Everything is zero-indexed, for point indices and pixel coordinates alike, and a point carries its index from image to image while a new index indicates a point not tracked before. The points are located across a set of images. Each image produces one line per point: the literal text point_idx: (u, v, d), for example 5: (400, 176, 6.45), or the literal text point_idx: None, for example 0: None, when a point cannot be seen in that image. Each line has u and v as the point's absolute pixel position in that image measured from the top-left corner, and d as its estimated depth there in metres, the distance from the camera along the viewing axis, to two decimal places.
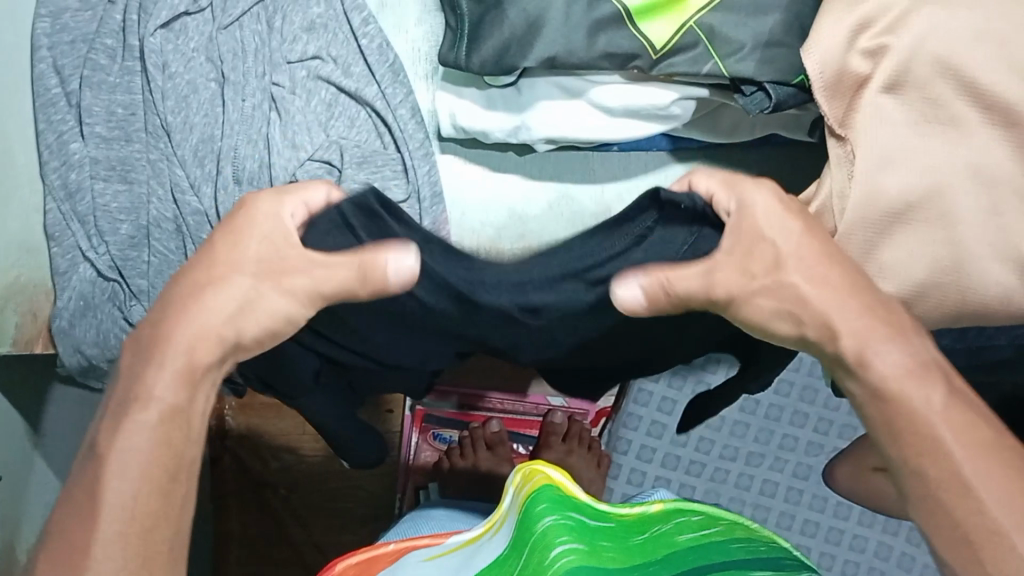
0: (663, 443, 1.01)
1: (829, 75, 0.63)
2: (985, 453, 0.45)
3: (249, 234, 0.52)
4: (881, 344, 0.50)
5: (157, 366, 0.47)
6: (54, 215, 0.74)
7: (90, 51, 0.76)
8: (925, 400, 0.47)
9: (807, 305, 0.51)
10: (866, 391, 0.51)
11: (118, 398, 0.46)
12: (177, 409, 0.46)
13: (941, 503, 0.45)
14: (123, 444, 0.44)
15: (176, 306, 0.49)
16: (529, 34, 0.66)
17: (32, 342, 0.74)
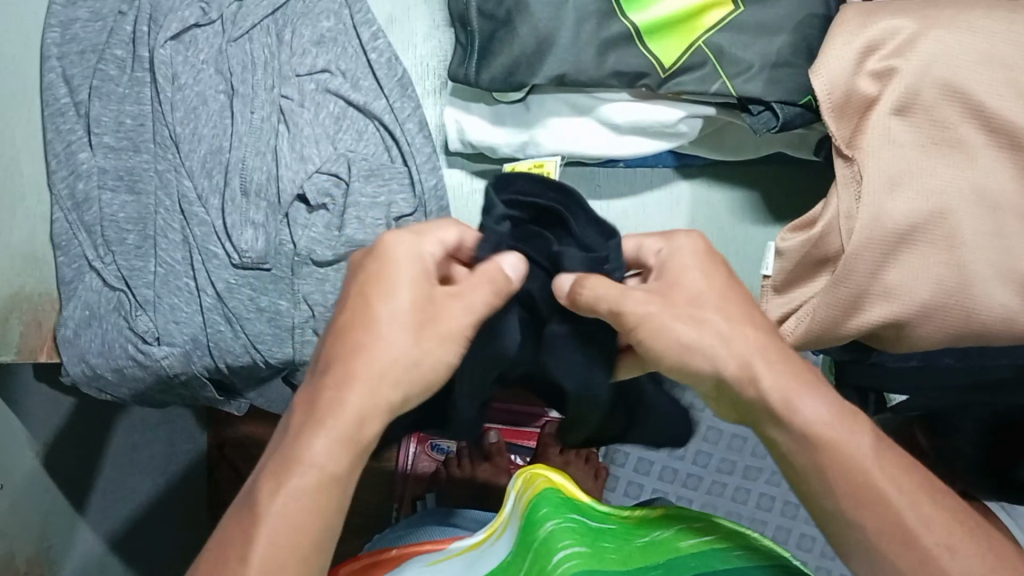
0: (661, 456, 1.02)
1: (836, 96, 0.65)
2: (912, 495, 0.45)
3: (405, 270, 0.47)
4: (807, 391, 0.46)
5: (322, 428, 0.43)
6: (60, 223, 0.74)
7: (100, 61, 0.76)
8: (855, 448, 0.45)
9: (731, 353, 0.47)
10: (815, 430, 0.45)
11: (274, 463, 0.43)
12: (337, 480, 0.43)
13: (878, 549, 0.44)
14: (277, 510, 0.41)
15: (330, 360, 0.46)
16: (539, 52, 0.66)
17: (35, 352, 0.74)
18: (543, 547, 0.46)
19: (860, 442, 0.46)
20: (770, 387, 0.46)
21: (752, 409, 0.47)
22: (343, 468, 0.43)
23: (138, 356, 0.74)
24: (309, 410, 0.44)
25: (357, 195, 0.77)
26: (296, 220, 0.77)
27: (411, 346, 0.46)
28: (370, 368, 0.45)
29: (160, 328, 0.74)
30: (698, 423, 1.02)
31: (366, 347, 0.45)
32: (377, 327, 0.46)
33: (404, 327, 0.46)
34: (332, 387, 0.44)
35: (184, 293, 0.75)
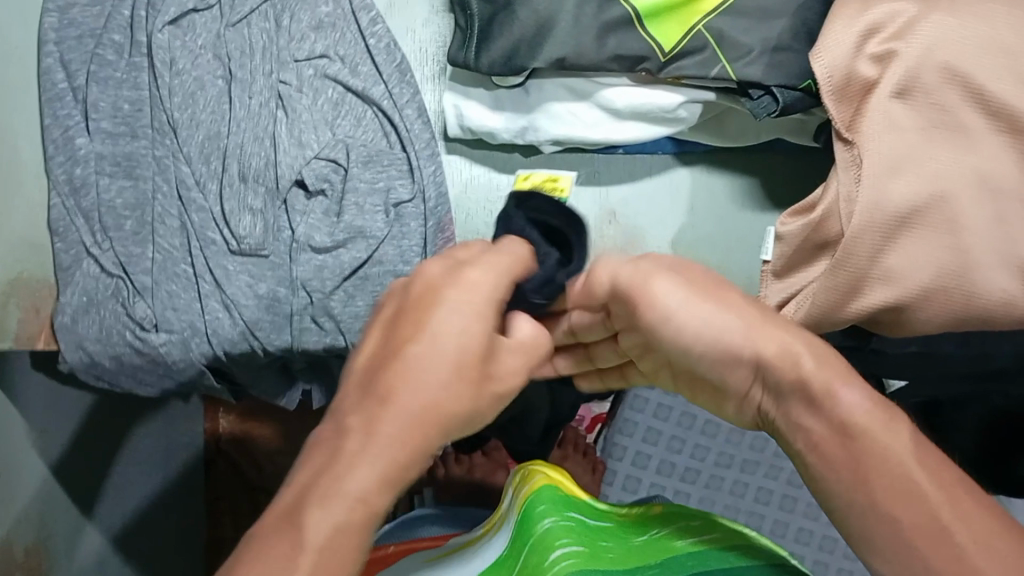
0: (659, 450, 1.01)
1: (837, 79, 0.64)
2: (949, 488, 0.40)
3: (465, 297, 0.40)
4: (846, 381, 0.43)
5: (360, 456, 0.37)
6: (58, 209, 0.73)
7: (97, 47, 0.75)
8: (891, 442, 0.41)
9: (771, 346, 0.45)
10: (854, 417, 0.42)
11: (312, 489, 0.36)
12: (374, 512, 0.37)
13: (913, 545, 0.39)
14: (317, 543, 0.35)
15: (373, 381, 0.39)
16: (539, 35, 0.66)
17: (34, 339, 0.73)
18: (539, 549, 0.46)
19: (898, 435, 0.41)
20: (812, 370, 0.43)
21: (786, 392, 0.44)
22: (381, 501, 0.37)
23: (136, 343, 0.74)
24: (355, 430, 0.38)
25: (356, 181, 0.77)
26: (294, 207, 0.77)
27: (455, 395, 0.39)
28: (421, 407, 0.38)
29: (157, 315, 0.74)
30: (696, 416, 1.01)
31: (417, 384, 0.38)
32: (423, 367, 0.38)
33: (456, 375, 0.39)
34: (373, 411, 0.38)
35: (182, 280, 0.75)
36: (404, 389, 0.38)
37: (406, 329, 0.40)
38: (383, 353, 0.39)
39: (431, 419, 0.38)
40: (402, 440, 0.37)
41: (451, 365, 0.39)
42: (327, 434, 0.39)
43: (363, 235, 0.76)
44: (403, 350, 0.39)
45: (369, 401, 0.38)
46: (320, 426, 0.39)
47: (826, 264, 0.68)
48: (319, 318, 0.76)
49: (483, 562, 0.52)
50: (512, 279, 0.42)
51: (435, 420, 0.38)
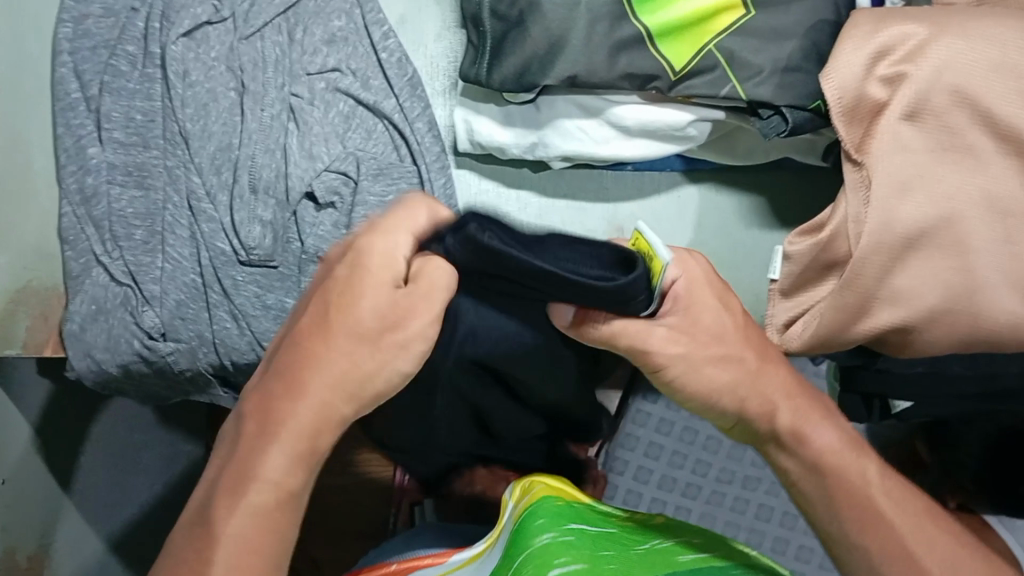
0: (661, 465, 1.01)
1: (847, 101, 0.65)
2: (911, 517, 0.51)
3: (373, 280, 0.44)
4: (818, 422, 0.53)
5: (274, 441, 0.42)
6: (69, 218, 0.74)
7: (111, 57, 0.76)
8: (854, 474, 0.52)
9: (754, 403, 0.52)
10: (824, 457, 0.52)
11: (231, 471, 0.43)
12: (292, 490, 0.43)
13: (877, 560, 0.50)
14: (234, 529, 0.41)
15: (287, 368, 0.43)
16: (551, 53, 0.67)
17: (40, 345, 0.75)
18: (542, 553, 0.45)
19: (863, 470, 0.52)
20: (785, 422, 0.52)
21: (765, 438, 0.53)
22: (298, 481, 0.43)
23: (144, 351, 0.74)
24: (261, 416, 0.43)
25: (366, 194, 0.77)
26: (303, 218, 0.78)
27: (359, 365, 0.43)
28: (329, 378, 0.43)
29: (166, 324, 0.74)
30: (699, 431, 1.01)
31: (321, 366, 0.43)
32: (332, 341, 0.43)
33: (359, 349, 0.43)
34: (276, 388, 0.43)
35: (190, 290, 0.76)
36: (311, 373, 0.43)
37: (324, 311, 0.44)
38: (296, 334, 0.44)
39: (339, 388, 0.43)
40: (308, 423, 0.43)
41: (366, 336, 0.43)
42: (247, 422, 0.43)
43: None
44: (307, 331, 0.44)
45: (275, 387, 0.43)
46: (241, 404, 0.45)
47: (834, 282, 0.69)
48: None
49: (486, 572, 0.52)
50: (412, 236, 0.45)
51: (336, 392, 0.43)
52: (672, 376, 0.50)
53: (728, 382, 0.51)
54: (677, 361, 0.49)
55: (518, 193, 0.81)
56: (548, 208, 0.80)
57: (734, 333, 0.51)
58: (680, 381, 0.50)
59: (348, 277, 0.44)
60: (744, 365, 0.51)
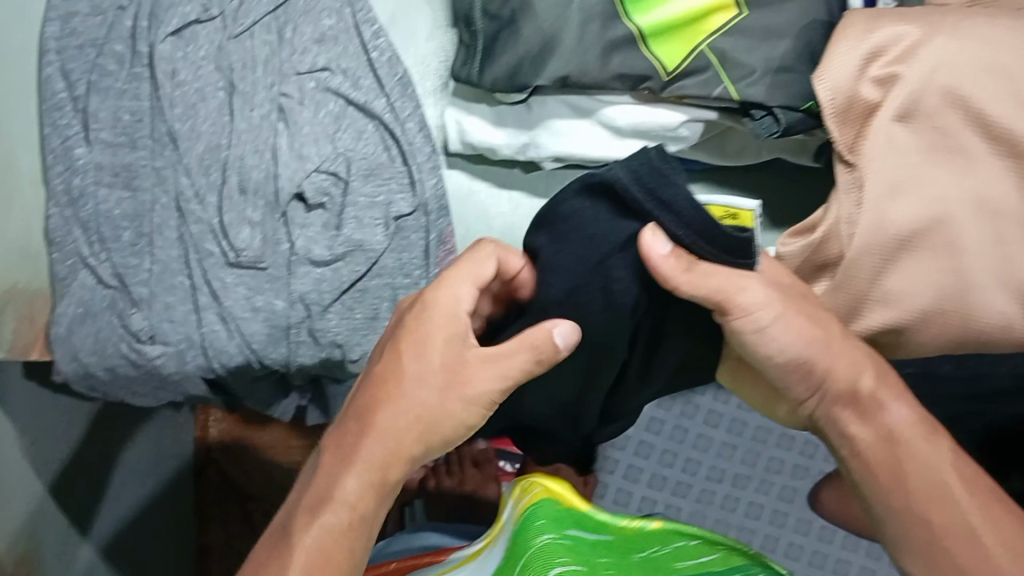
0: (651, 463, 1.01)
1: (840, 101, 0.65)
2: (981, 498, 0.52)
3: (435, 328, 0.52)
4: (897, 399, 0.55)
5: (349, 466, 0.51)
6: (55, 219, 0.73)
7: (98, 56, 0.75)
8: (915, 444, 0.53)
9: (840, 366, 0.55)
10: (901, 428, 0.54)
11: (312, 495, 0.51)
12: (366, 515, 0.51)
13: (941, 541, 0.51)
14: (312, 544, 0.49)
15: (359, 411, 0.53)
16: (544, 52, 0.66)
17: (29, 348, 0.74)
18: (540, 556, 0.45)
19: (942, 453, 0.53)
20: (867, 386, 0.55)
21: (833, 406, 0.55)
22: (369, 505, 0.51)
23: (132, 355, 0.73)
24: (340, 450, 0.52)
25: (357, 194, 0.77)
26: (294, 220, 0.77)
27: (430, 405, 0.52)
28: (399, 422, 0.52)
29: (154, 327, 0.73)
30: (688, 429, 1.01)
31: (393, 404, 0.52)
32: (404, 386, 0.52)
33: (425, 387, 0.52)
34: (358, 424, 0.52)
35: (179, 292, 0.74)
36: (383, 414, 0.52)
37: (397, 359, 0.52)
38: (370, 380, 0.53)
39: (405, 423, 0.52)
40: (377, 454, 0.51)
41: (434, 374, 0.52)
42: (316, 459, 0.54)
43: (362, 249, 0.76)
44: (383, 377, 0.53)
45: (356, 425, 0.52)
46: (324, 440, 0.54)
47: (827, 283, 0.68)
48: (317, 330, 0.76)
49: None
50: (478, 285, 0.53)
51: (416, 431, 0.52)
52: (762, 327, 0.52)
53: (803, 340, 0.54)
54: (765, 307, 0.52)
55: (507, 194, 0.80)
56: (539, 208, 0.80)
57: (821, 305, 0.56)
58: (767, 334, 0.53)
59: (418, 327, 0.53)
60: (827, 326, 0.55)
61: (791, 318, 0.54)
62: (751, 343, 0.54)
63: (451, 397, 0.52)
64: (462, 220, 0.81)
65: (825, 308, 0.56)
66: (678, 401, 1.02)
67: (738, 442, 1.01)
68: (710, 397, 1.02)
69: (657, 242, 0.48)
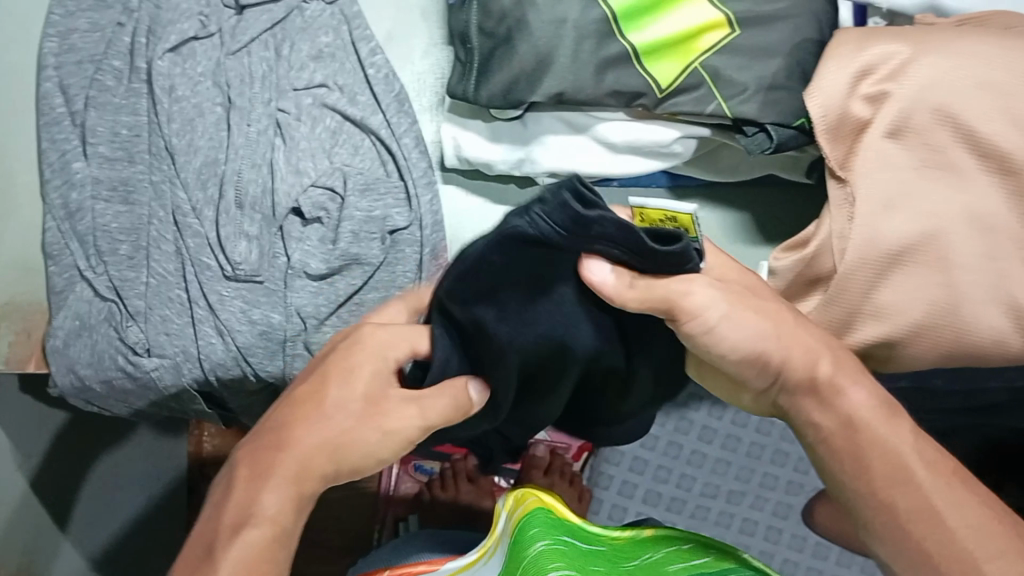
0: (644, 479, 1.01)
1: (832, 118, 0.65)
2: (943, 478, 0.49)
3: (362, 360, 0.51)
4: (854, 382, 0.52)
5: (266, 481, 0.47)
6: (53, 233, 0.74)
7: (96, 72, 0.76)
8: (872, 423, 0.51)
9: (796, 354, 0.52)
10: (861, 411, 0.51)
11: (230, 513, 0.46)
12: (286, 533, 0.46)
13: (908, 524, 0.49)
14: (236, 554, 0.44)
15: (276, 431, 0.49)
16: (538, 70, 0.67)
17: (24, 361, 0.75)
18: (534, 565, 0.46)
19: (898, 433, 0.51)
20: (825, 374, 0.52)
21: (795, 393, 0.53)
22: (290, 518, 0.47)
23: (128, 367, 0.74)
24: (256, 464, 0.48)
25: (353, 210, 0.77)
26: (290, 233, 0.77)
27: (353, 435, 0.49)
28: (320, 444, 0.48)
29: (150, 340, 0.74)
30: (682, 446, 1.01)
31: (317, 427, 0.49)
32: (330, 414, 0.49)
33: (349, 413, 0.49)
34: (274, 446, 0.48)
35: (175, 305, 0.75)
36: (304, 431, 0.48)
37: (322, 378, 0.50)
38: (291, 398, 0.51)
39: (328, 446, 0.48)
40: (302, 467, 0.48)
41: (357, 401, 0.50)
42: (222, 484, 0.49)
43: (359, 262, 0.77)
44: (307, 398, 0.50)
45: (270, 441, 0.49)
46: (235, 455, 0.50)
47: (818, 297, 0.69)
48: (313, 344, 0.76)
49: None
50: (410, 348, 0.52)
51: (338, 450, 0.49)
52: (711, 328, 0.49)
53: (758, 333, 0.51)
54: (712, 306, 0.49)
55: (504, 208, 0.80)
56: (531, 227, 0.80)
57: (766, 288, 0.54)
58: (718, 335, 0.50)
59: (345, 355, 0.51)
60: (774, 316, 0.52)
61: (744, 304, 0.50)
62: (699, 343, 0.50)
63: (370, 425, 0.50)
64: (460, 233, 0.80)
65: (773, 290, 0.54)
66: (672, 417, 1.01)
67: (733, 458, 1.01)
68: (704, 413, 1.01)
69: (599, 267, 0.45)
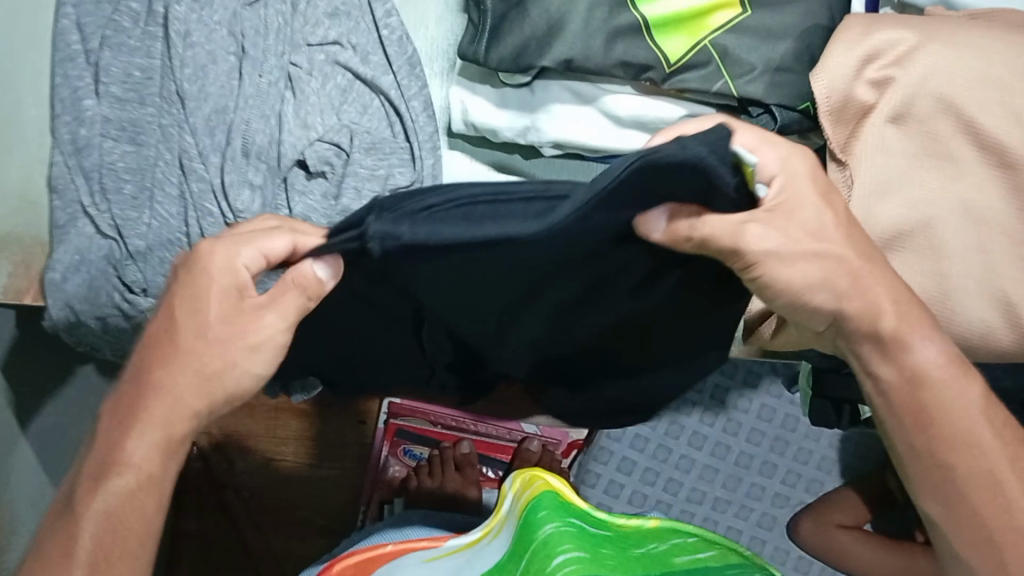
0: (633, 481, 0.98)
1: (835, 100, 0.67)
2: (1009, 444, 0.54)
3: (212, 290, 0.50)
4: (920, 335, 0.53)
5: (133, 428, 0.49)
6: (59, 167, 0.74)
7: (114, 13, 0.77)
8: (955, 397, 0.53)
9: (855, 304, 0.51)
10: (926, 367, 0.53)
11: (98, 459, 0.50)
12: (152, 479, 0.50)
13: (962, 488, 0.54)
14: (99, 508, 0.49)
15: (142, 368, 0.50)
16: (549, 35, 0.68)
17: (21, 293, 0.75)
18: (546, 547, 0.46)
19: (968, 396, 0.53)
20: (892, 326, 0.52)
21: (859, 339, 0.53)
22: (159, 463, 0.50)
23: (124, 305, 0.74)
24: (123, 405, 0.50)
25: (357, 166, 0.78)
26: (294, 185, 0.78)
27: (208, 367, 0.50)
28: (172, 387, 0.49)
29: (147, 280, 0.74)
30: (673, 451, 0.98)
31: (169, 368, 0.50)
32: (179, 347, 0.50)
33: (207, 346, 0.50)
34: (143, 384, 0.50)
35: (175, 248, 0.75)
36: (163, 371, 0.50)
37: (174, 312, 0.50)
38: (149, 335, 0.51)
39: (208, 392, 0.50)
40: (159, 416, 0.49)
41: (211, 328, 0.50)
42: (107, 418, 0.51)
43: None
44: (161, 337, 0.50)
45: (134, 379, 0.50)
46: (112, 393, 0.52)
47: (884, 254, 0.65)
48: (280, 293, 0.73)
49: (488, 555, 0.55)
50: (263, 254, 0.49)
51: (199, 389, 0.50)
52: (765, 274, 0.46)
53: (820, 277, 0.49)
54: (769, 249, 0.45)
55: (508, 177, 0.80)
56: None
57: (837, 231, 0.49)
58: (771, 281, 0.47)
59: (194, 285, 0.50)
60: (839, 261, 0.50)
61: (807, 238, 0.48)
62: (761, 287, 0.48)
63: (231, 352, 0.50)
64: None
65: (845, 233, 0.50)
66: (664, 419, 0.98)
67: (720, 466, 0.99)
68: (697, 418, 0.99)
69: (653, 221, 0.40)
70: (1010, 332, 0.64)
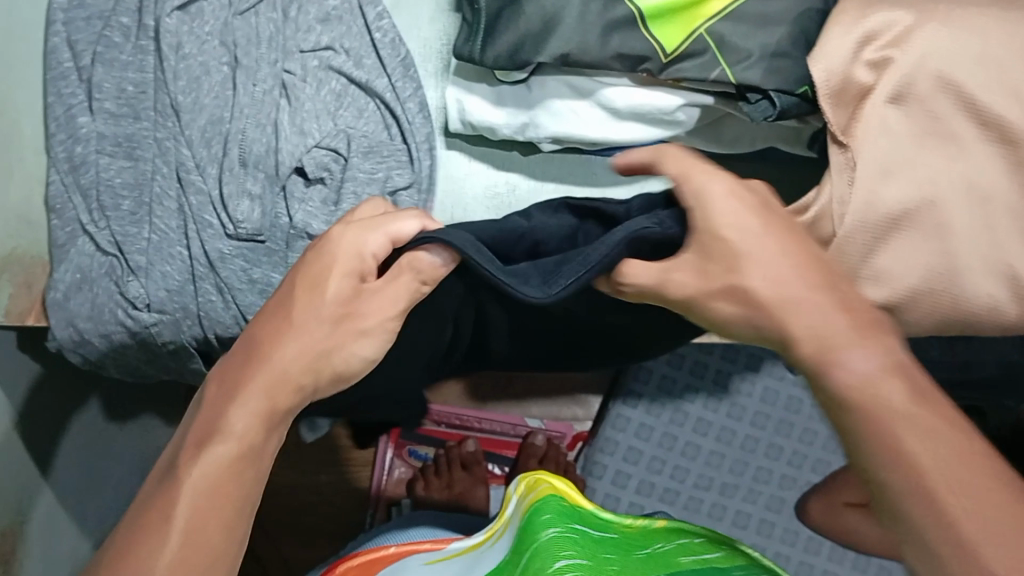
0: (639, 470, 0.96)
1: (834, 83, 0.66)
2: (943, 457, 0.42)
3: (335, 279, 0.54)
4: (850, 347, 0.46)
5: (235, 401, 0.49)
6: (56, 186, 0.74)
7: (105, 28, 0.77)
8: (887, 398, 0.44)
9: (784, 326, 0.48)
10: (850, 386, 0.46)
11: (196, 431, 0.48)
12: (253, 448, 0.48)
13: (899, 503, 0.42)
14: (199, 476, 0.46)
15: (251, 350, 0.52)
16: (545, 31, 0.68)
17: (24, 315, 0.74)
18: (545, 550, 0.45)
19: (894, 401, 0.44)
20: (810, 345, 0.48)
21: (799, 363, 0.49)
22: (257, 437, 0.49)
23: (127, 321, 0.73)
24: (228, 384, 0.51)
25: (355, 171, 0.78)
26: (293, 193, 0.78)
27: (318, 342, 0.53)
28: (283, 365, 0.51)
29: (150, 295, 0.73)
30: (677, 437, 0.97)
31: (287, 344, 0.52)
32: (300, 323, 0.53)
33: (320, 321, 0.53)
34: (247, 368, 0.51)
35: (176, 262, 0.75)
36: (279, 348, 0.52)
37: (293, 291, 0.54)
38: (267, 315, 0.54)
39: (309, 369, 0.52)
40: (262, 391, 0.50)
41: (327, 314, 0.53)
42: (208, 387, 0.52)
43: None
44: (279, 313, 0.53)
45: (244, 357, 0.52)
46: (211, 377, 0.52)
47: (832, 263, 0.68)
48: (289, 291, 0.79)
49: (489, 556, 0.55)
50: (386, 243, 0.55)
51: (307, 363, 0.52)
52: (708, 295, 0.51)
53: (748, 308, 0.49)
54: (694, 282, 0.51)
55: (507, 176, 0.80)
56: (537, 191, 0.80)
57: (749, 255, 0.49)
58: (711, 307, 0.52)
59: (319, 267, 0.55)
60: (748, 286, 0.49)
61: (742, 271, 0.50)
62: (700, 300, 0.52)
63: (344, 334, 0.54)
64: (462, 198, 0.80)
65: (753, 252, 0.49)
66: (667, 409, 0.97)
67: (726, 451, 0.97)
68: (699, 405, 0.98)
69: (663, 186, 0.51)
70: (1017, 304, 0.65)
